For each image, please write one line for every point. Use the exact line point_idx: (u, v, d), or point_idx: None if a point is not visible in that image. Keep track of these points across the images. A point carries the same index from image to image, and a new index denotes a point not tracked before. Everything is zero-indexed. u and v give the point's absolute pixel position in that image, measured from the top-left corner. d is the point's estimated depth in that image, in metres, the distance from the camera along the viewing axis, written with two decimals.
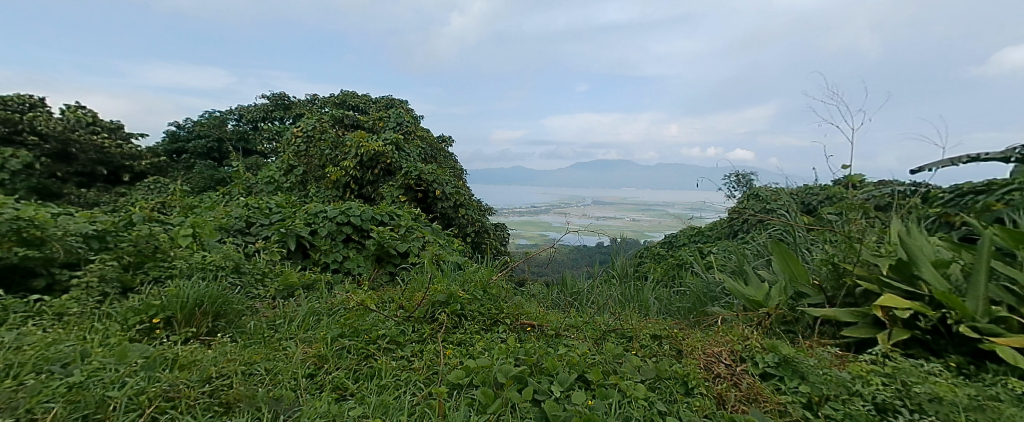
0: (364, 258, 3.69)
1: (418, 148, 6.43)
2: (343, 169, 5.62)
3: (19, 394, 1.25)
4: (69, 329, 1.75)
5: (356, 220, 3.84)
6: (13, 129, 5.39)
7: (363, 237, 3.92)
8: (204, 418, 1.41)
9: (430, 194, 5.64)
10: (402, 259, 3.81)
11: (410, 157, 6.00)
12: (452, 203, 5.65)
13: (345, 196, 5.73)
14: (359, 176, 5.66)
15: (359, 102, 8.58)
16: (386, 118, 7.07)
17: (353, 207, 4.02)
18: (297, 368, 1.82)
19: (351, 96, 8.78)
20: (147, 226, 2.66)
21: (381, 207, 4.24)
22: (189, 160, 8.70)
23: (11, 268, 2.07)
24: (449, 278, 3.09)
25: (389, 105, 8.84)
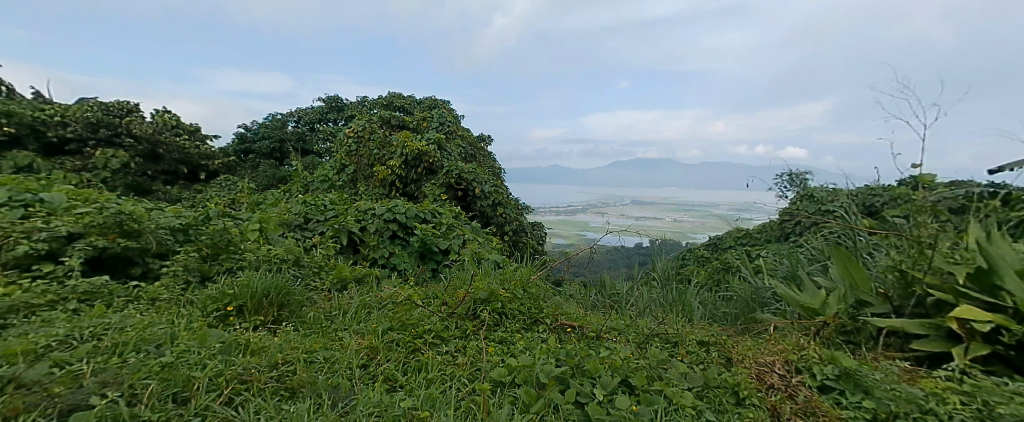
0: (408, 254, 3.81)
1: (458, 147, 6.56)
2: (390, 168, 5.84)
3: (123, 370, 1.40)
4: (160, 314, 1.95)
5: (402, 217, 3.97)
6: (114, 131, 5.99)
7: (407, 234, 4.05)
8: (274, 400, 1.53)
9: (470, 192, 5.74)
10: (443, 255, 3.92)
11: (452, 156, 6.14)
12: (491, 201, 5.72)
13: (391, 194, 5.93)
14: (404, 174, 5.86)
15: (404, 103, 8.85)
16: (428, 118, 7.24)
17: (398, 204, 4.17)
18: (352, 357, 1.93)
19: (396, 97, 9.05)
20: (222, 221, 2.89)
21: (423, 205, 4.37)
22: (255, 160, 9.20)
23: (114, 256, 2.32)
24: (488, 276, 3.13)
25: (433, 106, 9.05)
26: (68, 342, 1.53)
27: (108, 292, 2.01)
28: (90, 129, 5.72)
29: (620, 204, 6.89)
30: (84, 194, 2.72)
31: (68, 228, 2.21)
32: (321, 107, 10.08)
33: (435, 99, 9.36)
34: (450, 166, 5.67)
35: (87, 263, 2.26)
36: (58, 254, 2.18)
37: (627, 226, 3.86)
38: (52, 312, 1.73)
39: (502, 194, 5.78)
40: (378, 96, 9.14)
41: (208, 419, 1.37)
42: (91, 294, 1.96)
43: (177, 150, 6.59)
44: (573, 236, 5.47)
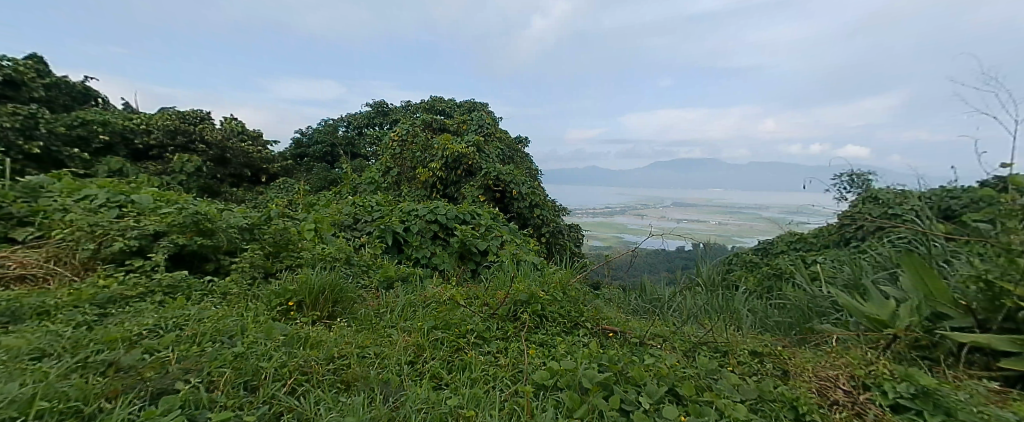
0: (448, 255, 3.88)
1: (496, 149, 6.64)
2: (431, 170, 5.98)
3: (203, 358, 1.53)
4: (232, 307, 2.10)
5: (443, 218, 4.06)
6: (189, 138, 6.44)
7: (448, 235, 4.13)
8: (331, 392, 1.61)
9: (508, 194, 5.77)
10: (482, 256, 3.98)
11: (490, 158, 6.22)
12: (528, 203, 5.70)
13: (432, 195, 6.07)
14: (444, 176, 5.98)
15: (445, 107, 9.02)
16: (468, 121, 7.36)
17: (439, 206, 4.26)
18: (400, 354, 1.99)
19: (438, 101, 9.26)
20: (282, 221, 3.07)
21: (463, 206, 4.44)
22: (309, 163, 9.69)
23: (192, 253, 2.53)
24: (528, 278, 3.13)
25: (473, 108, 9.18)
26: (157, 331, 1.68)
27: (187, 285, 2.20)
28: (169, 136, 6.26)
29: (662, 206, 6.70)
30: (167, 196, 2.99)
31: (154, 227, 2.44)
32: (368, 112, 10.49)
33: (475, 102, 9.49)
34: (488, 168, 5.73)
35: (170, 260, 2.48)
36: (145, 250, 2.44)
37: (669, 228, 3.75)
38: (142, 303, 1.92)
39: (539, 196, 5.76)
40: (421, 100, 9.39)
41: (273, 407, 1.46)
42: (173, 288, 2.15)
43: (241, 155, 7.00)
44: (610, 238, 5.39)
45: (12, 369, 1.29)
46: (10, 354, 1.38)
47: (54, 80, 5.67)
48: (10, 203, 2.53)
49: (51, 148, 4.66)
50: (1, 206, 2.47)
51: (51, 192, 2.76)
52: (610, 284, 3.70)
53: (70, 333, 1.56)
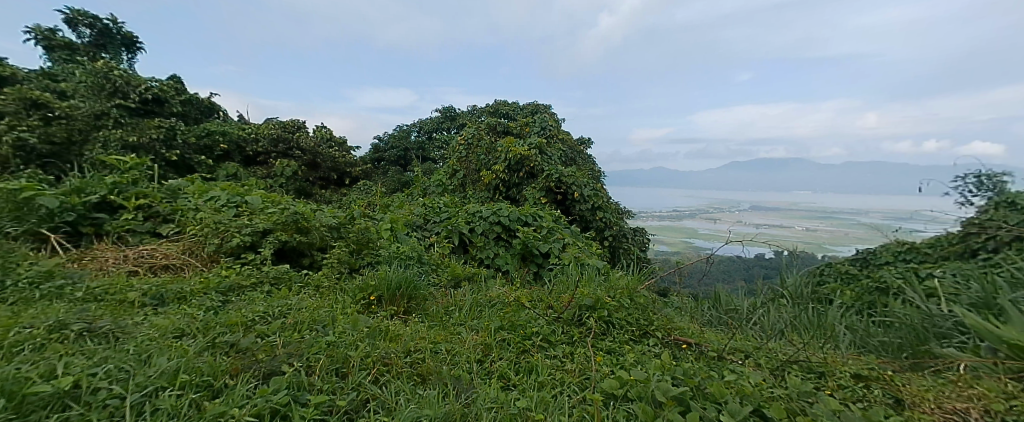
0: (511, 256, 3.91)
1: (558, 151, 6.60)
2: (495, 173, 6.06)
3: (302, 345, 1.69)
4: (324, 299, 2.30)
5: (505, 220, 4.09)
6: (288, 146, 7.15)
7: (510, 236, 4.17)
8: (409, 384, 1.70)
9: (569, 196, 5.64)
10: (544, 259, 3.96)
11: (552, 160, 6.21)
12: (590, 205, 5.53)
13: (495, 197, 6.13)
14: (507, 178, 6.03)
15: (509, 110, 9.13)
16: (531, 123, 7.37)
17: (502, 208, 4.33)
18: (469, 352, 2.04)
19: (502, 104, 9.40)
20: (364, 221, 3.29)
21: (525, 208, 4.46)
22: (385, 166, 10.31)
23: (291, 249, 2.82)
24: (593, 282, 3.05)
25: (536, 110, 9.17)
26: (266, 318, 1.89)
27: (288, 277, 2.46)
28: (272, 144, 7.00)
29: (739, 209, 6.23)
30: (272, 197, 3.34)
31: (263, 224, 2.75)
32: (437, 117, 10.94)
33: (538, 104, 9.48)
34: (550, 169, 5.68)
35: (275, 254, 2.78)
36: (256, 245, 2.75)
37: (748, 234, 3.46)
38: (254, 293, 2.17)
39: (602, 199, 5.58)
40: (486, 104, 9.59)
41: (360, 394, 1.57)
42: (278, 279, 2.41)
43: (328, 160, 7.61)
44: (679, 243, 5.12)
45: (161, 345, 1.52)
46: (160, 331, 1.62)
47: (189, 96, 6.60)
48: (157, 203, 2.97)
49: (186, 156, 5.44)
50: (152, 205, 2.93)
51: (186, 194, 3.21)
52: (680, 292, 3.49)
53: (202, 316, 1.81)
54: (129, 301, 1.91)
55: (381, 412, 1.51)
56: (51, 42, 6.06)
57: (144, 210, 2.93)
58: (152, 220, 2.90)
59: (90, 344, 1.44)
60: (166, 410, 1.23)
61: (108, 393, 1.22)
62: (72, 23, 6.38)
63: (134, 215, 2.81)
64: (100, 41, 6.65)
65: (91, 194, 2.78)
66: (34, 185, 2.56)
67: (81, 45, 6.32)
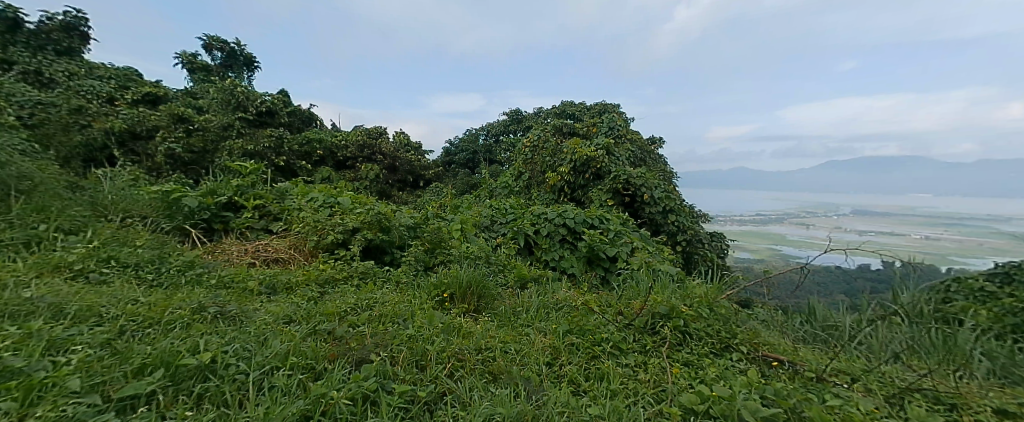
0: (576, 259, 3.85)
1: (628, 152, 6.37)
2: (560, 174, 5.97)
3: (387, 336, 1.82)
4: (403, 294, 2.45)
5: (571, 222, 4.03)
6: (371, 151, 7.68)
7: (576, 239, 4.10)
8: (482, 380, 1.75)
9: (638, 198, 5.37)
10: (611, 263, 3.84)
11: (620, 161, 6.03)
12: (661, 208, 5.22)
13: (560, 199, 6.03)
14: (571, 180, 5.91)
15: (576, 110, 8.98)
16: (599, 123, 7.18)
17: (568, 210, 4.27)
18: (538, 354, 2.04)
19: (568, 105, 9.25)
20: (436, 222, 3.44)
21: (591, 210, 4.37)
22: (455, 169, 10.67)
23: (375, 246, 3.04)
24: (666, 290, 2.89)
25: (603, 110, 8.63)
26: (356, 310, 2.06)
27: (374, 272, 2.66)
28: (359, 150, 7.54)
29: (839, 214, 5.57)
30: (360, 198, 3.62)
31: (352, 223, 2.99)
32: (505, 120, 11.11)
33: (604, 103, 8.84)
34: (617, 171, 5.47)
35: (362, 251, 3.03)
36: (347, 242, 3.01)
37: (850, 241, 3.06)
38: (345, 285, 2.38)
39: (674, 201, 5.25)
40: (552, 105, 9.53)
41: (437, 387, 1.64)
42: (366, 274, 2.62)
43: (405, 163, 8.04)
44: (764, 250, 4.71)
45: (275, 329, 1.72)
46: (273, 317, 1.84)
47: (293, 108, 7.37)
48: (269, 203, 3.36)
49: (291, 161, 6.09)
50: (265, 205, 3.33)
51: (291, 195, 3.58)
52: (765, 303, 3.17)
53: (305, 305, 2.02)
54: (249, 289, 2.19)
55: (456, 406, 1.57)
56: (192, 65, 7.12)
57: (260, 209, 3.33)
58: (265, 219, 3.28)
59: (222, 325, 1.67)
60: (280, 387, 1.40)
61: (236, 369, 1.41)
62: (208, 48, 7.46)
63: (253, 214, 3.21)
64: (228, 62, 7.68)
65: (221, 195, 3.22)
66: (180, 189, 3.04)
67: (213, 67, 7.36)
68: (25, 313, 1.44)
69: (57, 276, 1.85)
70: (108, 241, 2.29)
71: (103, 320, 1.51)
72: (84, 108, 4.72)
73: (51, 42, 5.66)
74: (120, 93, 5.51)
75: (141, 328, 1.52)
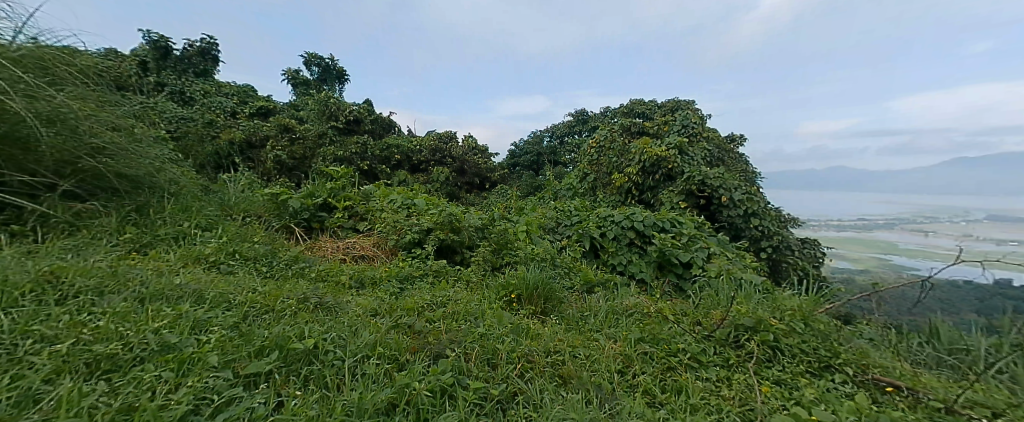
0: (646, 263, 3.70)
1: (703, 151, 6.01)
2: (627, 175, 5.78)
3: (460, 334, 1.89)
4: (473, 293, 2.52)
5: (640, 225, 3.90)
6: (441, 155, 8.00)
7: (645, 243, 3.96)
8: (553, 384, 1.75)
9: (714, 201, 5.06)
10: (684, 269, 3.64)
11: (693, 161, 5.71)
12: (742, 211, 4.84)
13: (628, 201, 5.84)
14: (641, 181, 5.69)
15: (645, 109, 8.64)
16: (671, 122, 6.85)
17: (637, 213, 4.12)
18: (610, 361, 1.99)
19: (637, 103, 8.92)
20: (503, 224, 3.50)
21: (662, 213, 4.19)
22: (520, 171, 10.73)
23: (447, 246, 3.17)
24: (750, 300, 2.67)
25: (676, 107, 8.25)
26: (431, 306, 2.17)
27: (446, 271, 2.77)
28: (431, 154, 7.88)
29: (965, 218, 4.80)
30: (434, 200, 3.80)
31: (426, 224, 3.15)
32: (570, 121, 11.01)
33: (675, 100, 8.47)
34: (691, 171, 5.19)
35: (435, 251, 3.17)
36: (422, 242, 3.18)
37: (983, 252, 2.63)
38: (421, 283, 2.51)
39: (756, 203, 4.82)
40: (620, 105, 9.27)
41: (509, 387, 1.67)
42: (440, 272, 2.74)
43: (473, 166, 8.25)
44: (869, 260, 4.19)
45: (364, 321, 1.86)
46: (362, 309, 1.99)
47: (375, 116, 7.92)
48: (356, 204, 3.65)
49: (373, 166, 6.53)
50: (353, 207, 3.61)
51: (374, 197, 3.86)
52: (871, 320, 2.81)
53: (388, 299, 2.17)
54: (341, 282, 2.40)
55: (528, 407, 1.59)
56: (295, 80, 7.94)
57: (349, 210, 3.63)
58: (353, 219, 3.56)
59: (321, 315, 1.85)
60: (370, 375, 1.51)
61: (334, 356, 1.55)
62: (308, 64, 8.28)
63: (343, 214, 3.50)
64: (324, 76, 8.45)
65: (318, 197, 3.55)
66: (285, 191, 3.40)
67: (312, 81, 8.15)
68: (177, 296, 1.69)
69: (197, 266, 2.16)
70: (232, 237, 2.63)
71: (232, 306, 1.74)
72: (214, 122, 5.51)
73: (191, 66, 6.64)
74: (241, 107, 6.31)
75: (259, 314, 1.73)
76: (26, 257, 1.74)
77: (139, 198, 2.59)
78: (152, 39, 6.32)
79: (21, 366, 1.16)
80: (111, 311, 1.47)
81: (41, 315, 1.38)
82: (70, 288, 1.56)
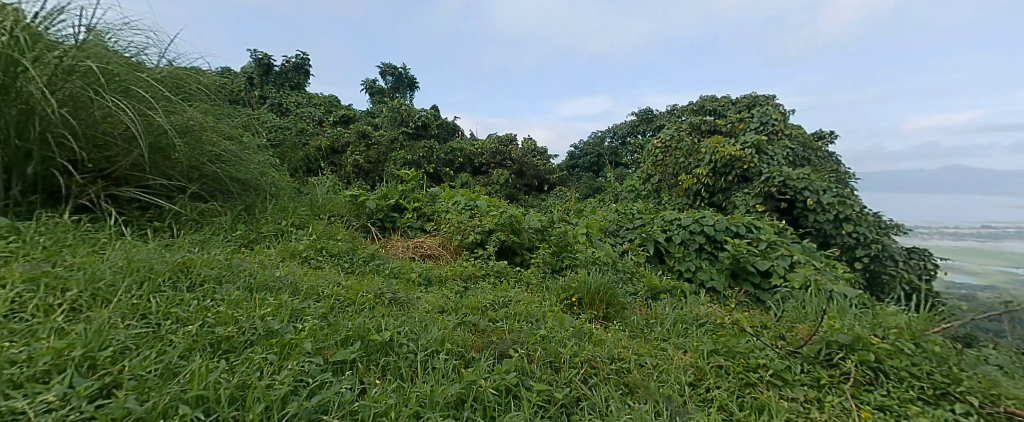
0: (716, 271, 3.48)
1: (785, 150, 5.54)
2: (696, 177, 5.48)
3: (524, 335, 1.91)
4: (534, 295, 2.53)
5: (710, 230, 3.68)
6: (501, 158, 8.12)
7: (716, 248, 3.73)
8: (618, 392, 1.70)
9: (798, 204, 4.64)
10: (761, 278, 3.36)
11: (773, 161, 5.29)
12: (831, 216, 4.40)
13: (696, 204, 5.54)
14: (711, 183, 5.37)
15: (717, 106, 8.15)
16: (748, 119, 6.40)
17: (707, 216, 3.90)
18: (680, 373, 1.90)
19: (708, 100, 8.44)
20: (563, 226, 3.48)
21: (736, 217, 3.93)
22: (579, 172, 10.58)
23: (506, 247, 3.22)
24: (843, 315, 2.41)
25: (753, 104, 7.69)
26: (494, 306, 2.21)
27: (506, 272, 2.82)
28: (491, 156, 8.03)
29: None
30: (495, 202, 3.87)
31: (487, 225, 3.22)
32: (634, 120, 10.68)
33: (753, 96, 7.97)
34: (770, 172, 4.82)
35: (496, 252, 3.23)
36: (484, 242, 3.25)
37: None
38: (483, 282, 2.57)
39: (851, 207, 4.34)
40: (689, 102, 8.83)
41: (573, 391, 1.65)
42: (501, 273, 2.79)
43: (531, 168, 8.26)
44: (996, 275, 3.61)
45: (432, 317, 1.95)
46: (430, 306, 2.08)
47: (441, 120, 8.23)
48: (424, 205, 3.82)
49: (437, 169, 6.78)
50: (420, 208, 3.78)
51: (440, 199, 4.02)
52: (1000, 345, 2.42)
53: (453, 297, 2.24)
54: (411, 279, 2.52)
55: (594, 413, 1.57)
56: (371, 89, 8.49)
57: (417, 211, 3.81)
58: (421, 220, 3.74)
59: (395, 309, 1.96)
60: (440, 370, 1.57)
61: (407, 348, 1.64)
62: (384, 74, 8.84)
63: (411, 215, 3.68)
64: (397, 85, 8.96)
65: (391, 198, 3.76)
66: (362, 193, 3.65)
67: (387, 89, 8.68)
68: (277, 288, 1.88)
69: (292, 261, 2.39)
70: (319, 235, 2.87)
71: (321, 297, 1.90)
72: (305, 130, 6.06)
73: (287, 80, 7.36)
74: (326, 116, 6.87)
75: (342, 307, 1.87)
76: (164, 249, 2.03)
77: (247, 199, 2.92)
78: (257, 57, 7.10)
79: (164, 343, 1.35)
80: (229, 298, 1.67)
81: (177, 300, 1.60)
82: (196, 276, 1.80)
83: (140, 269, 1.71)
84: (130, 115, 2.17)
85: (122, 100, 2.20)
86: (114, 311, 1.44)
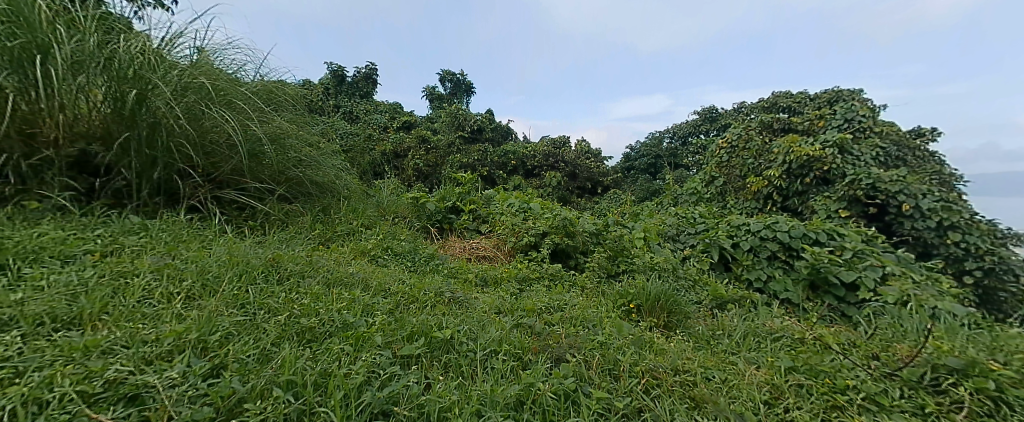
0: (791, 281, 3.22)
1: (874, 149, 5.01)
2: (767, 179, 5.10)
3: (582, 340, 1.89)
4: (590, 300, 2.49)
5: (784, 237, 3.42)
6: (555, 160, 8.08)
7: (790, 256, 3.45)
8: (683, 405, 1.63)
9: (891, 209, 4.18)
10: (847, 291, 3.02)
11: (859, 161, 4.81)
12: (931, 223, 3.91)
13: (766, 208, 5.16)
14: (784, 185, 4.97)
15: (791, 103, 7.55)
16: (829, 115, 5.85)
17: (780, 222, 3.62)
18: (753, 390, 1.78)
19: (782, 96, 7.85)
20: (619, 230, 3.40)
21: (814, 223, 3.61)
22: (635, 175, 10.26)
23: (560, 251, 3.20)
24: (948, 336, 2.13)
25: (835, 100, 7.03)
26: (550, 309, 2.21)
27: (561, 275, 2.80)
28: (545, 159, 8.02)
29: None
30: (549, 205, 3.86)
31: (542, 228, 3.22)
32: (697, 119, 10.17)
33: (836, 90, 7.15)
34: (856, 173, 4.38)
35: (550, 254, 3.22)
36: (538, 245, 3.25)
37: None
38: (538, 285, 2.57)
39: (957, 214, 3.82)
40: (759, 99, 8.26)
41: (634, 401, 1.60)
42: (557, 276, 2.78)
43: (585, 170, 8.14)
44: None
45: (490, 317, 1.98)
46: (488, 306, 2.12)
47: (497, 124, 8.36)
48: (479, 208, 3.89)
49: (492, 172, 6.89)
50: (477, 210, 3.87)
51: (495, 201, 4.08)
52: None
53: (509, 299, 2.26)
54: (468, 279, 2.59)
55: None
56: (432, 95, 8.82)
57: (473, 213, 3.89)
58: (477, 222, 3.82)
59: (454, 308, 2.02)
60: (499, 370, 1.59)
61: (467, 347, 1.68)
62: (444, 80, 9.16)
63: (468, 217, 3.77)
64: (455, 91, 9.25)
65: (449, 200, 3.88)
66: (422, 195, 3.80)
67: (446, 95, 8.97)
68: (350, 283, 2.01)
69: (361, 258, 2.53)
70: (385, 235, 3.02)
71: (388, 294, 2.00)
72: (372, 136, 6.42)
73: (357, 89, 7.85)
74: (391, 123, 7.23)
75: (407, 304, 1.96)
76: (257, 246, 2.25)
77: (325, 201, 3.15)
78: (332, 68, 7.64)
79: (259, 331, 1.49)
80: (312, 292, 1.81)
81: (268, 292, 1.76)
82: (283, 271, 1.97)
83: (239, 263, 1.90)
84: (231, 125, 2.43)
85: (226, 112, 2.47)
86: (219, 300, 1.62)
